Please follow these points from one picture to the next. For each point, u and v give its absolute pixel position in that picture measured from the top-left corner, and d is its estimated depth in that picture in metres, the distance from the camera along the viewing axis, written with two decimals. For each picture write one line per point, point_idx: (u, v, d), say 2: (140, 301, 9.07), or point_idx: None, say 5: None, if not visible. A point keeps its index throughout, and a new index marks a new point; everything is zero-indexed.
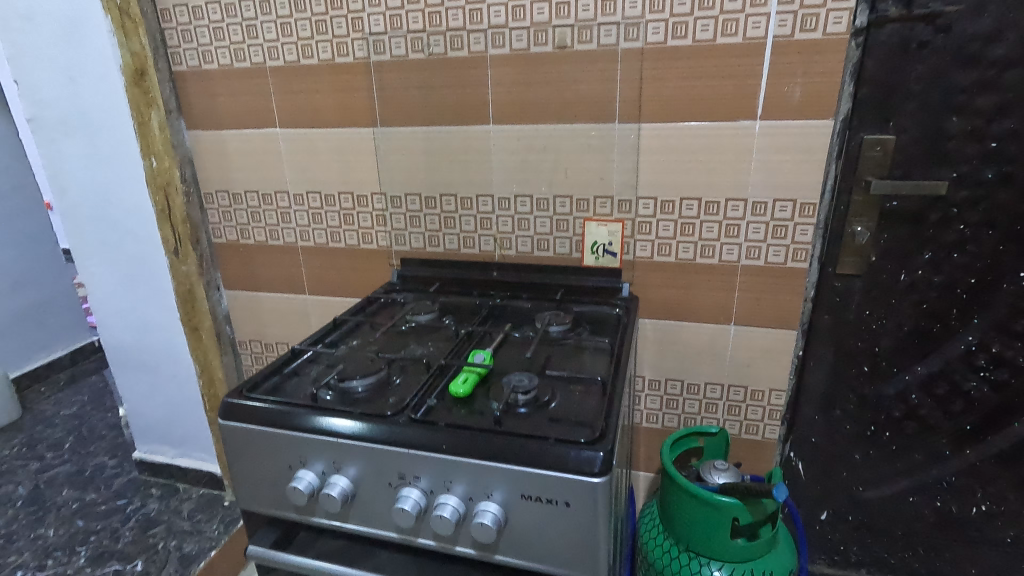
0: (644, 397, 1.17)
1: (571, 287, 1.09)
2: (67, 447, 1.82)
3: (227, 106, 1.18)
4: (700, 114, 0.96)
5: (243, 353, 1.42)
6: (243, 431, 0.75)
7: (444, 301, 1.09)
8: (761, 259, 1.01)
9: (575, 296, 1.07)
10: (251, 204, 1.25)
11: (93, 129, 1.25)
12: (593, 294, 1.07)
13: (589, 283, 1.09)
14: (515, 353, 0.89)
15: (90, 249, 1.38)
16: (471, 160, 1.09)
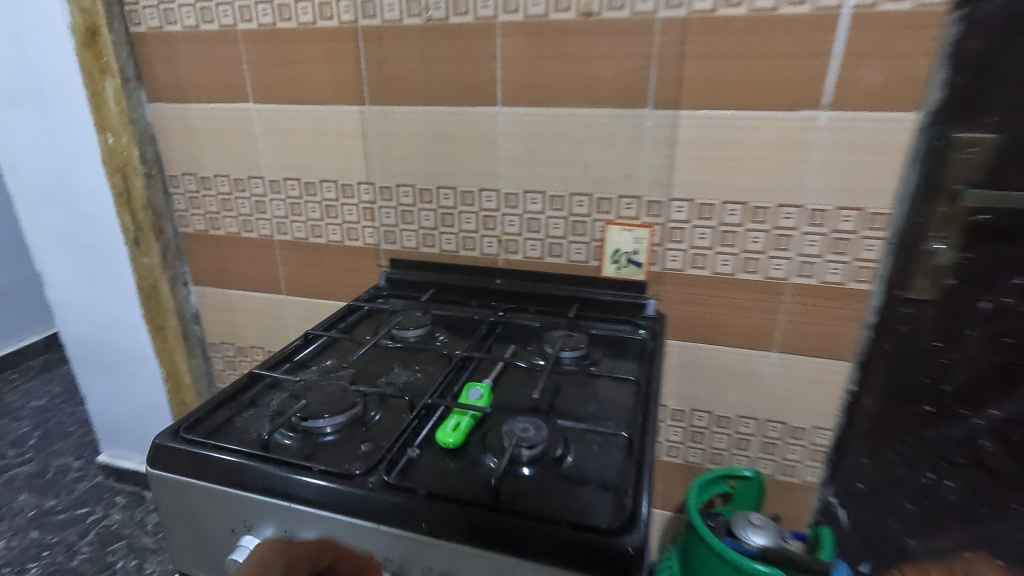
0: (665, 428, 1.02)
1: (586, 303, 0.93)
2: (30, 444, 1.68)
3: (192, 75, 1.01)
4: (754, 101, 0.79)
5: (213, 357, 1.25)
6: (177, 483, 0.60)
7: (437, 314, 0.94)
8: (815, 278, 0.85)
9: (590, 313, 0.91)
10: (220, 189, 1.09)
11: (43, 97, 1.09)
12: (611, 311, 0.91)
13: (606, 298, 0.93)
14: (517, 386, 0.74)
15: (45, 234, 1.22)
16: (474, 149, 0.93)
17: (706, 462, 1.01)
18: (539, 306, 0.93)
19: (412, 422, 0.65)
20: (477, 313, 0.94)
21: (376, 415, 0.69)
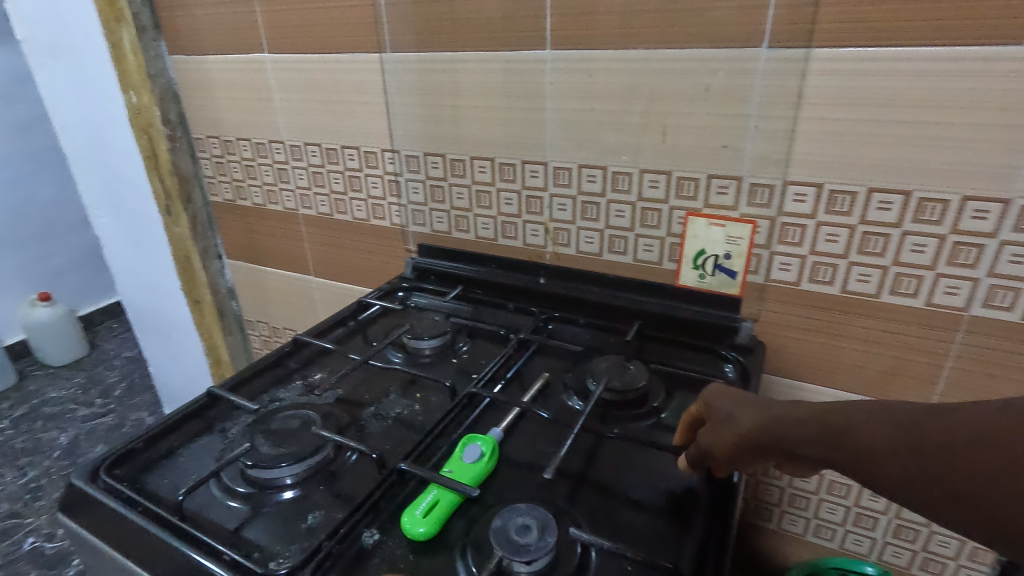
0: (752, 485, 0.77)
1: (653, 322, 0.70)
2: (115, 395, 1.77)
3: (206, 22, 0.88)
4: (941, 33, 0.50)
5: (251, 335, 1.18)
6: (85, 545, 0.47)
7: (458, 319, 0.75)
8: (1014, 312, 0.55)
9: (657, 335, 0.68)
10: (244, 155, 0.97)
11: (76, 52, 1.02)
12: (686, 333, 0.68)
13: (682, 315, 0.69)
14: (537, 440, 0.54)
15: (94, 197, 1.19)
16: (516, 108, 0.71)
17: (807, 533, 0.77)
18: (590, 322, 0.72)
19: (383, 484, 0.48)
20: (511, 322, 0.74)
21: (349, 459, 0.53)
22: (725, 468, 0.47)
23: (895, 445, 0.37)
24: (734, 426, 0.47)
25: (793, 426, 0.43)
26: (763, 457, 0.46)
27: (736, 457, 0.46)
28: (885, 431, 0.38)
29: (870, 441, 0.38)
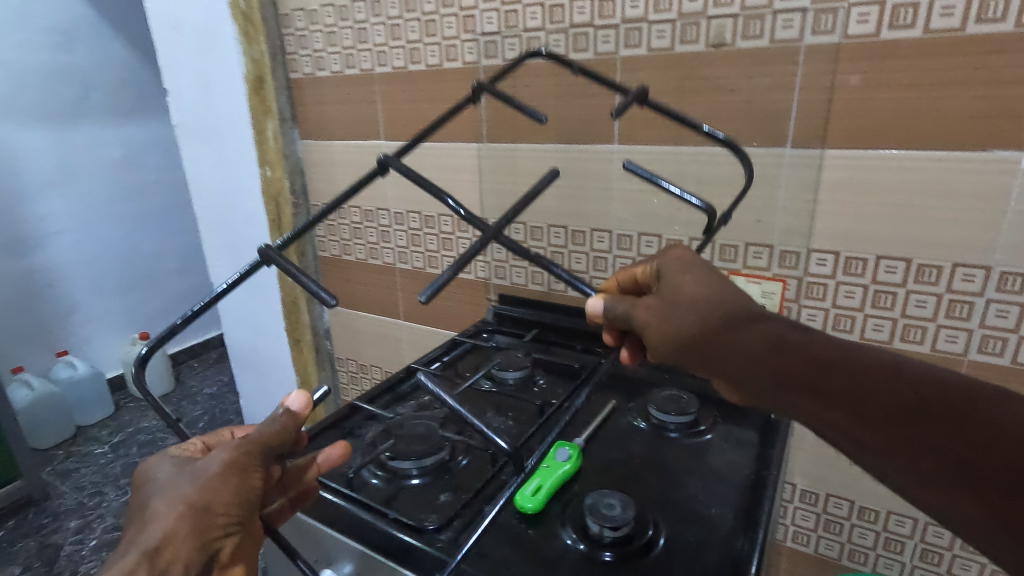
0: (792, 510, 0.88)
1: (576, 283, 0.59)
2: (200, 427, 1.96)
3: (336, 115, 1.11)
4: (927, 140, 0.65)
5: (339, 371, 1.36)
6: None
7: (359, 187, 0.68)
8: (1005, 357, 0.68)
9: (656, 104, 0.72)
10: (353, 219, 1.18)
11: (220, 136, 1.26)
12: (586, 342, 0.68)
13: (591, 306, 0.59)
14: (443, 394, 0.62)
15: (219, 252, 1.41)
16: (587, 187, 0.89)
17: (843, 558, 0.86)
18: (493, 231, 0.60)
19: (497, 475, 0.64)
20: (579, 360, 0.88)
21: (462, 461, 0.68)
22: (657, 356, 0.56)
23: (906, 433, 0.41)
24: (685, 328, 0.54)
25: (787, 353, 0.48)
26: (691, 358, 0.54)
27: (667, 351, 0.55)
28: (874, 401, 0.43)
29: (850, 398, 0.44)
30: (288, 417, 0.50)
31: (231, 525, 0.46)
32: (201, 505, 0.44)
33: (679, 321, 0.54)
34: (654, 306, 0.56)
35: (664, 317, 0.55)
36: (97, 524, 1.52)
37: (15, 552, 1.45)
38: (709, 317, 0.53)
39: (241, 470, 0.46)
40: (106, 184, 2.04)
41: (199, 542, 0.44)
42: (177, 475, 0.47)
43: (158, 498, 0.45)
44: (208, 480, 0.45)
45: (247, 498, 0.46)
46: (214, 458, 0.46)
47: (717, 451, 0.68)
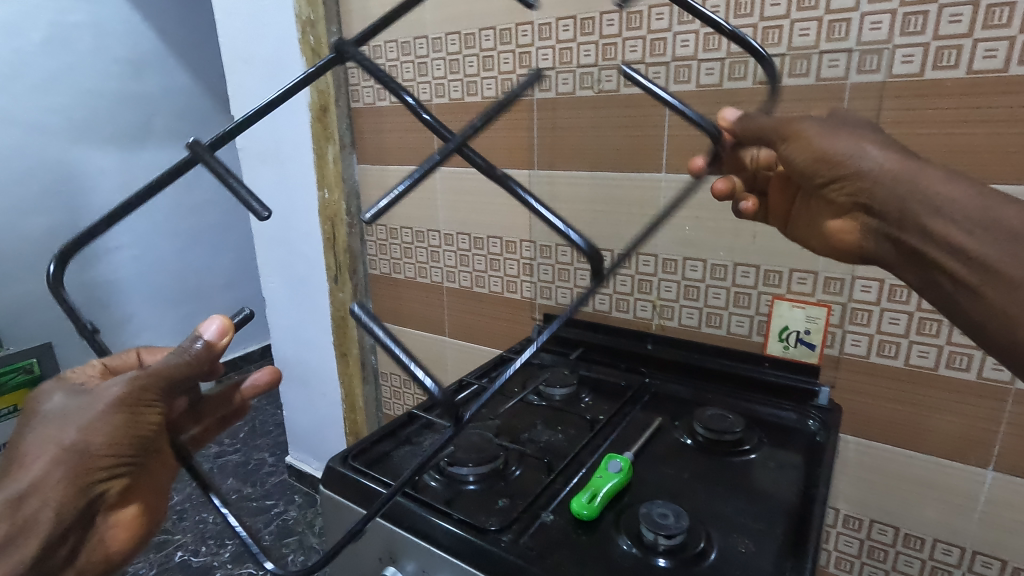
0: (835, 535, 0.90)
1: (541, 211, 0.50)
2: (241, 437, 2.02)
3: (394, 141, 1.20)
4: (969, 174, 0.70)
5: (383, 385, 1.41)
6: (340, 505, 0.70)
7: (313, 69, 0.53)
8: (972, 372, 0.74)
9: None
10: (405, 240, 1.26)
11: (282, 160, 1.34)
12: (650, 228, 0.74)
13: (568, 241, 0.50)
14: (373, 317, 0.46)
15: (272, 268, 1.48)
16: (635, 213, 0.93)
17: None
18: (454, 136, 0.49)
19: (551, 484, 0.67)
20: (624, 378, 0.90)
21: (515, 471, 0.71)
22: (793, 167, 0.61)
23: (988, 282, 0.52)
24: (831, 157, 0.58)
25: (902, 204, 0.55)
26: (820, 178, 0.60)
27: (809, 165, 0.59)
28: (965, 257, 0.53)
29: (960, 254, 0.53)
30: (201, 348, 0.47)
31: (118, 464, 0.45)
32: (80, 447, 0.44)
33: (833, 146, 0.57)
34: (816, 125, 0.59)
35: (822, 137, 0.58)
36: None
37: None
38: (855, 148, 0.57)
39: (133, 408, 0.44)
40: (165, 202, 2.16)
41: (80, 481, 0.44)
42: (69, 404, 0.45)
43: (36, 436, 0.44)
44: (91, 423, 0.44)
45: (132, 439, 0.45)
46: (108, 393, 0.44)
47: (762, 469, 0.69)
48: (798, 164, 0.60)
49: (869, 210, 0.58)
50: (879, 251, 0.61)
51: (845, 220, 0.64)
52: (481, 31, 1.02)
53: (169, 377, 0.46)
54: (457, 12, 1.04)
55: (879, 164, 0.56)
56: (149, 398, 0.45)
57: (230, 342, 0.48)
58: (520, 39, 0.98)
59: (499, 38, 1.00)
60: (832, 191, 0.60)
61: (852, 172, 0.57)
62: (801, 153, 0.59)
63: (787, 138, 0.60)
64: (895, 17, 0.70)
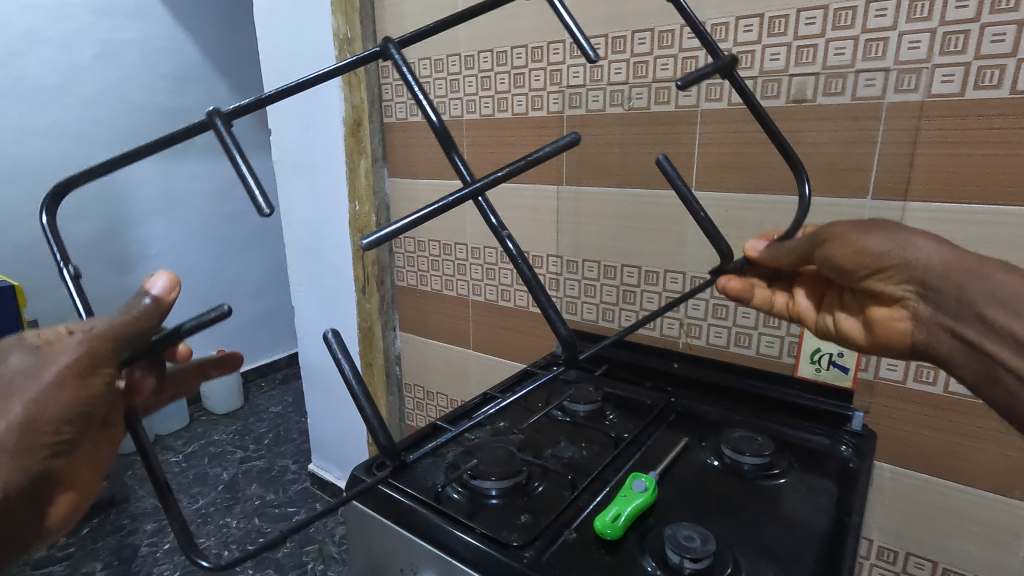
0: (868, 567, 0.87)
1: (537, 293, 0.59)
2: (265, 443, 2.05)
3: (425, 156, 1.22)
4: (1012, 196, 0.68)
5: (407, 396, 1.42)
6: (362, 514, 0.71)
7: (358, 60, 0.53)
8: None
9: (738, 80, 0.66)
10: (432, 252, 1.27)
11: (315, 172, 1.37)
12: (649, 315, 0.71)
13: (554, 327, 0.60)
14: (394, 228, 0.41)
15: (302, 277, 1.51)
16: (662, 231, 0.93)
17: None
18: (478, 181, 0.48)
19: (574, 501, 0.66)
20: (649, 396, 0.89)
21: (538, 487, 0.70)
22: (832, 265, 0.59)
23: None
24: (875, 255, 0.55)
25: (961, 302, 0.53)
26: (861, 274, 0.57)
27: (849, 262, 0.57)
28: None
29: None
30: (149, 304, 0.43)
31: (62, 436, 0.41)
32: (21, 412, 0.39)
33: (875, 245, 0.55)
34: (851, 226, 0.56)
35: (863, 235, 0.55)
36: (170, 529, 1.60)
37: (97, 548, 1.54)
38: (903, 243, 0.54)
39: (80, 375, 0.40)
40: (202, 212, 2.23)
41: (22, 460, 0.40)
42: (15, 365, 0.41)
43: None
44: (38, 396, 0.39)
45: (78, 411, 0.41)
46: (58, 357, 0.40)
47: (793, 495, 0.67)
48: (838, 261, 0.57)
49: (924, 300, 0.55)
50: (934, 344, 0.56)
51: (893, 310, 0.59)
52: (513, 49, 1.04)
53: (119, 337, 0.41)
54: (490, 30, 1.06)
55: (933, 256, 0.53)
56: (103, 361, 0.40)
57: (177, 298, 0.45)
58: (551, 57, 1.00)
59: (530, 56, 1.02)
60: (877, 284, 0.57)
61: (899, 264, 0.54)
62: (839, 249, 0.57)
63: (825, 241, 0.59)
64: (934, 35, 0.69)
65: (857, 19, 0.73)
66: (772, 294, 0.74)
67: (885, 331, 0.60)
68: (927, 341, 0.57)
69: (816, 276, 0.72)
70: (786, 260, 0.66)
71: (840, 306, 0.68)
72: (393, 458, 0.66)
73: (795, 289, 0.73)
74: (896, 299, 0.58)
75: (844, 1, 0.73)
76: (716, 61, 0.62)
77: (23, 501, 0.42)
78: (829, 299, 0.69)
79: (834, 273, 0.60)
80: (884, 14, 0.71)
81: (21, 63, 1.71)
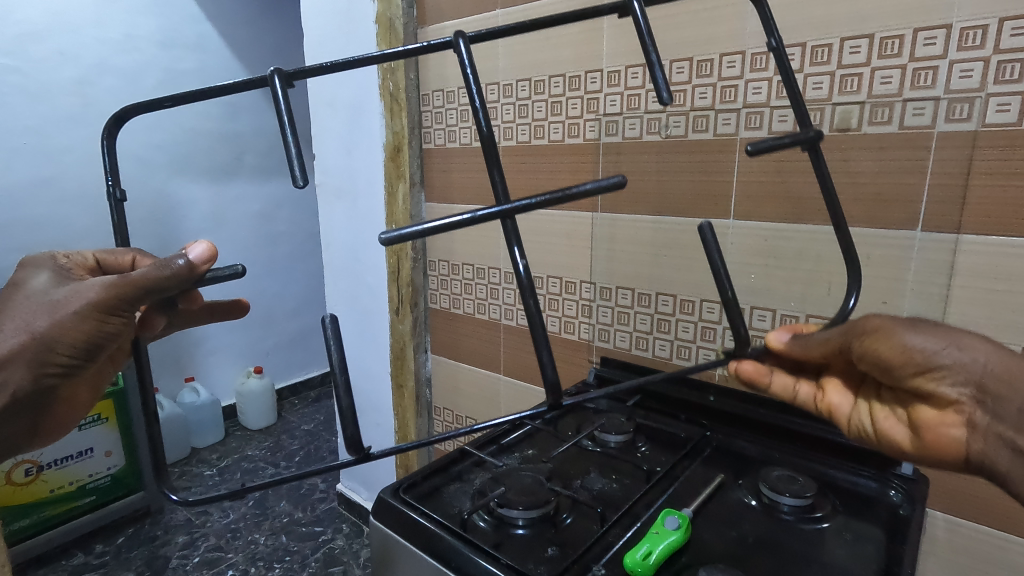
0: None
1: (542, 342, 0.48)
2: (296, 460, 2.07)
3: (462, 181, 1.25)
4: None
5: (436, 419, 1.42)
6: (387, 536, 0.70)
7: (421, 47, 0.52)
8: None
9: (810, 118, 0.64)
10: (466, 276, 1.28)
11: (355, 196, 1.41)
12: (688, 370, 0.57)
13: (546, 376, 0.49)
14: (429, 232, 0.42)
15: (338, 297, 1.54)
16: (697, 259, 0.91)
17: None
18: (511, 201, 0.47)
19: (604, 535, 0.64)
20: (684, 429, 0.86)
21: (566, 519, 0.68)
22: (873, 359, 0.54)
23: None
24: (926, 352, 0.51)
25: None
26: (909, 372, 0.52)
27: (898, 357, 0.52)
28: None
29: None
30: (183, 266, 0.48)
31: (74, 356, 0.57)
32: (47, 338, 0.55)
33: (927, 342, 0.51)
34: (896, 320, 0.53)
35: (910, 331, 0.51)
36: (201, 542, 1.62)
37: (131, 558, 1.57)
38: (955, 345, 0.50)
39: (99, 317, 0.54)
40: (247, 232, 2.31)
41: (37, 367, 0.57)
42: (49, 290, 0.57)
43: (11, 315, 0.55)
44: (65, 323, 0.54)
45: (93, 341, 0.56)
46: (84, 295, 0.53)
47: (836, 540, 0.63)
48: (882, 356, 0.53)
49: (981, 406, 0.50)
50: (993, 457, 0.50)
51: (943, 415, 0.53)
52: (551, 78, 1.06)
53: (145, 289, 0.50)
54: (529, 60, 1.08)
55: (990, 360, 0.49)
56: (118, 309, 0.54)
57: (211, 271, 0.49)
58: (588, 85, 1.01)
59: (567, 85, 1.03)
60: (926, 385, 0.52)
61: (952, 364, 0.51)
62: (885, 344, 0.52)
63: (865, 335, 0.54)
64: (988, 64, 0.67)
65: (904, 48, 0.71)
66: (797, 383, 0.65)
67: (935, 437, 0.53)
68: (985, 453, 0.50)
69: (846, 370, 0.64)
70: (817, 351, 0.59)
71: (876, 404, 0.60)
72: (360, 457, 0.51)
73: (822, 382, 0.64)
74: (946, 402, 0.52)
75: (892, 30, 0.72)
76: (803, 134, 0.62)
77: (38, 393, 0.60)
78: (863, 396, 0.62)
79: (876, 370, 0.55)
80: (934, 42, 0.69)
81: (92, 91, 1.83)
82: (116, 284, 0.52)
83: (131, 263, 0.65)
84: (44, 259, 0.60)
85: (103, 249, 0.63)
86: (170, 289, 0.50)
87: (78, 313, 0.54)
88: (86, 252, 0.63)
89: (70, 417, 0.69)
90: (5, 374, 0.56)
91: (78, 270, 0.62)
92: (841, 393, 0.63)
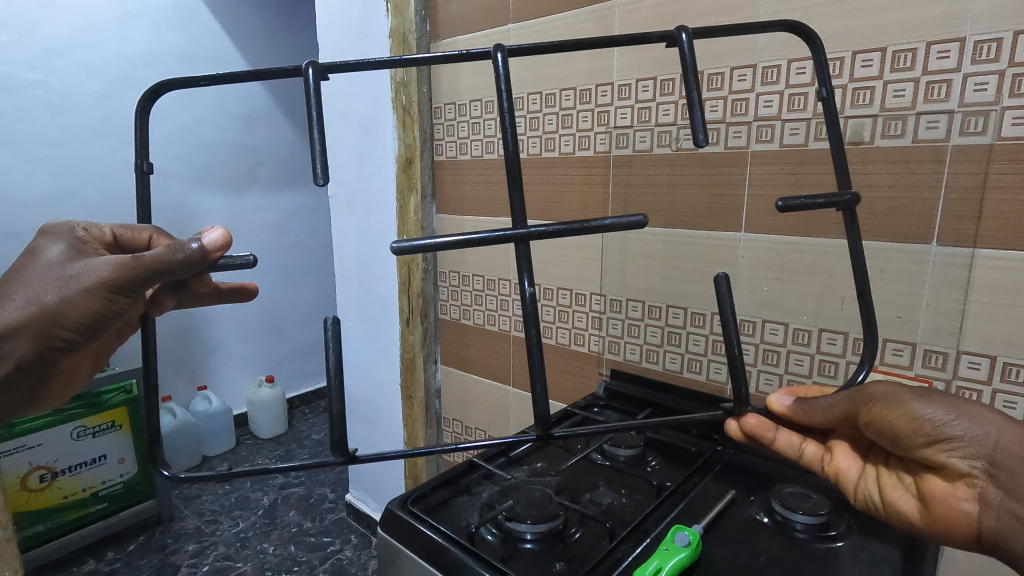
0: None
1: (541, 367, 0.51)
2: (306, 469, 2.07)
3: (473, 192, 1.25)
4: None
5: (445, 430, 1.42)
6: (394, 547, 0.70)
7: (460, 55, 0.51)
8: None
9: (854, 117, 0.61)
10: (476, 287, 1.29)
11: (367, 207, 1.42)
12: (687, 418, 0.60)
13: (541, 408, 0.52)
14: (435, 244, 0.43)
15: (350, 307, 1.55)
16: (708, 273, 0.91)
17: None
18: (525, 226, 0.48)
19: (612, 552, 0.63)
20: (694, 445, 0.85)
21: (574, 533, 0.68)
22: (879, 427, 0.53)
23: None
24: (935, 422, 0.50)
25: None
26: (919, 441, 0.51)
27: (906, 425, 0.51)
28: None
29: None
30: (196, 251, 0.49)
31: (82, 332, 0.59)
32: (56, 311, 0.56)
33: (935, 413, 0.50)
34: (905, 388, 0.52)
35: (918, 401, 0.51)
36: (211, 551, 1.63)
37: (142, 565, 1.58)
38: (966, 418, 0.49)
39: (108, 296, 0.56)
40: (261, 241, 2.34)
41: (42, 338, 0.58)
42: (62, 263, 0.57)
43: (22, 285, 0.56)
44: (74, 298, 0.56)
45: (98, 318, 0.57)
46: (96, 272, 0.55)
47: (851, 560, 0.62)
48: (889, 424, 0.52)
49: (993, 482, 0.48)
50: (1008, 538, 0.47)
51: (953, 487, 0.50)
52: (562, 92, 1.06)
53: (157, 271, 0.51)
54: (540, 73, 1.09)
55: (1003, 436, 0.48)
56: (125, 291, 0.55)
57: (223, 258, 0.49)
58: (599, 98, 1.01)
59: (579, 98, 1.04)
60: (936, 456, 0.50)
61: (964, 436, 0.49)
62: (892, 412, 0.52)
63: (871, 402, 0.54)
64: (1003, 77, 0.66)
65: (917, 61, 0.71)
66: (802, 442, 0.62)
67: (944, 510, 0.50)
68: (999, 532, 0.47)
69: (854, 436, 0.62)
70: (821, 418, 0.58)
71: (883, 471, 0.58)
72: (343, 458, 0.50)
73: (828, 446, 0.62)
74: (957, 475, 0.50)
75: (903, 44, 0.72)
76: (840, 197, 0.57)
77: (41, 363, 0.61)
78: (871, 462, 0.60)
79: (883, 440, 0.54)
80: (947, 55, 0.69)
81: (113, 104, 1.87)
82: (128, 264, 0.53)
83: (147, 242, 0.65)
84: (62, 229, 0.61)
85: (121, 225, 0.63)
86: (181, 271, 0.50)
87: (87, 289, 0.55)
88: (104, 226, 0.63)
89: (74, 384, 0.70)
90: (10, 345, 0.57)
91: (94, 244, 0.61)
92: (848, 458, 0.61)
